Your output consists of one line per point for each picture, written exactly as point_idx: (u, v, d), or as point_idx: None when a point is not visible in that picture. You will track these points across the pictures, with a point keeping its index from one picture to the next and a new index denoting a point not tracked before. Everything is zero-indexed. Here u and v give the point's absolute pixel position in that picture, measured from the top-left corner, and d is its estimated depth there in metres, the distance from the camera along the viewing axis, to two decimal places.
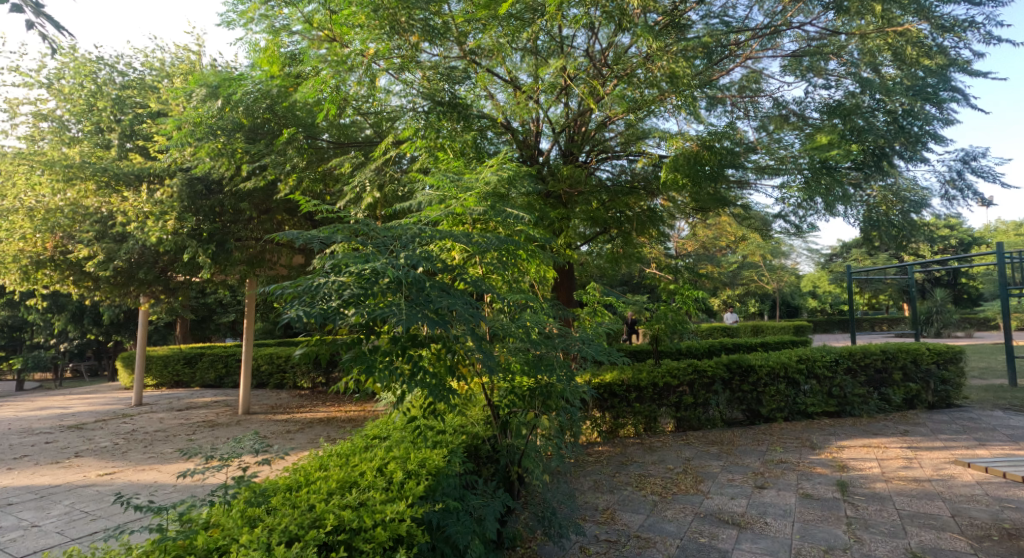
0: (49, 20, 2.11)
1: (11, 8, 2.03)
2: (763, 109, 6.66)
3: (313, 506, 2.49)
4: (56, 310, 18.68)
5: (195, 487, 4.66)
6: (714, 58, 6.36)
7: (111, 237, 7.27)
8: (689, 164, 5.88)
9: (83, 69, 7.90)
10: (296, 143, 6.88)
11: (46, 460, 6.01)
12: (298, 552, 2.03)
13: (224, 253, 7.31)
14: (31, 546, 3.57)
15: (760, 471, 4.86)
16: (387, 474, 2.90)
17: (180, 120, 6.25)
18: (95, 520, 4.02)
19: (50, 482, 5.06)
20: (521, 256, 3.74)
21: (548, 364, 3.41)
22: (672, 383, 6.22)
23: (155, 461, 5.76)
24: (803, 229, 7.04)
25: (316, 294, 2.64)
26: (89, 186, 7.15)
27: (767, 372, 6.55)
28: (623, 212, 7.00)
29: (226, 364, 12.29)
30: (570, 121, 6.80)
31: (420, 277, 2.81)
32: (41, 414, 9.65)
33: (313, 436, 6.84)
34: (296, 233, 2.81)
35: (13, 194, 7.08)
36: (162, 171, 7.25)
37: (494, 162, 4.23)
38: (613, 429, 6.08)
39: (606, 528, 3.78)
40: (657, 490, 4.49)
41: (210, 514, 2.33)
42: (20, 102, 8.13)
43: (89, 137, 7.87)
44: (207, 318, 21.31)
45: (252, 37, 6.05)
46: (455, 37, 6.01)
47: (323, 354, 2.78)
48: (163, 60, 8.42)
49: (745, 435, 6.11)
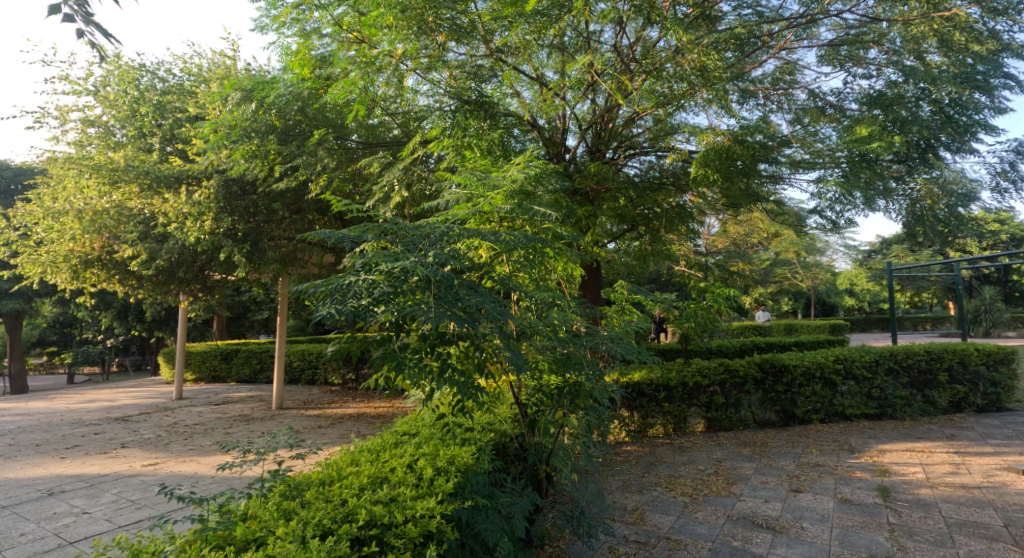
0: (98, 28, 2.21)
1: (63, 17, 2.10)
2: (798, 101, 6.49)
3: (346, 501, 2.53)
4: (103, 308, 19.48)
5: (233, 478, 4.80)
6: (747, 50, 6.18)
7: (153, 237, 7.52)
8: (720, 159, 5.74)
9: (127, 76, 8.15)
10: (327, 144, 6.98)
11: (95, 450, 6.26)
12: (332, 546, 2.06)
13: (258, 252, 7.50)
14: (83, 532, 3.72)
15: (795, 474, 4.74)
16: (417, 470, 2.93)
17: (216, 123, 6.45)
18: (140, 508, 4.17)
19: (98, 471, 5.27)
20: (549, 254, 3.73)
21: (577, 362, 3.38)
22: (702, 383, 6.11)
23: (195, 453, 5.95)
24: (840, 225, 6.82)
25: (347, 292, 2.67)
26: (133, 189, 7.39)
27: (802, 372, 6.37)
28: (652, 209, 6.88)
29: (260, 360, 12.58)
30: (598, 118, 6.69)
31: (449, 275, 2.82)
32: (90, 406, 10.08)
33: (344, 431, 6.95)
34: (328, 233, 2.84)
35: (64, 197, 7.38)
36: (200, 173, 7.45)
37: (521, 161, 4.20)
38: (642, 428, 6.00)
39: (636, 528, 3.74)
40: (688, 491, 4.42)
41: (247, 507, 2.39)
42: (69, 110, 8.48)
43: (132, 142, 8.15)
44: (242, 316, 21.91)
45: (284, 41, 6.18)
46: (481, 35, 6.01)
47: (354, 351, 2.83)
48: (201, 66, 8.65)
49: (779, 436, 5.96)
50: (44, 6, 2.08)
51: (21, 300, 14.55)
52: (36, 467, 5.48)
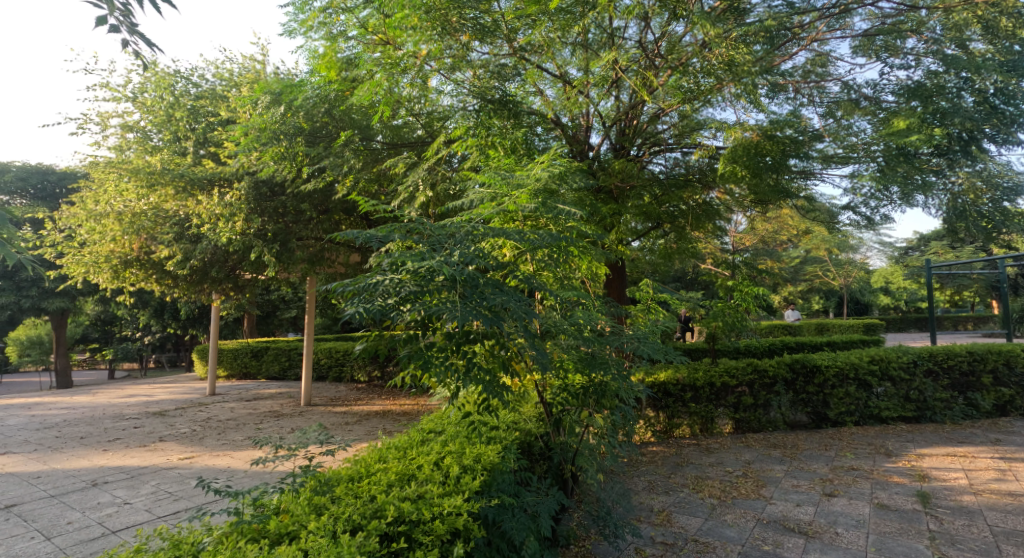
0: (141, 38, 2.32)
1: (109, 28, 2.21)
2: (831, 93, 6.27)
3: (374, 497, 2.56)
4: (141, 306, 20.15)
5: (265, 473, 4.91)
6: (777, 42, 6.00)
7: (188, 238, 7.74)
8: (748, 155, 5.66)
9: (163, 83, 8.39)
10: (352, 145, 7.07)
11: (134, 443, 6.49)
12: (362, 542, 2.09)
13: (286, 252, 7.65)
14: (125, 521, 3.86)
15: (828, 477, 4.62)
16: (443, 468, 2.95)
17: (246, 127, 6.61)
18: (178, 500, 4.29)
19: (138, 463, 5.46)
20: (573, 253, 3.71)
21: (602, 361, 3.35)
22: (730, 383, 5.99)
23: (228, 447, 6.11)
24: (875, 221, 6.60)
25: (375, 291, 2.71)
26: (169, 191, 7.57)
27: (835, 373, 6.20)
28: (678, 206, 6.82)
29: (289, 357, 12.84)
30: (622, 114, 6.64)
31: (475, 274, 2.83)
32: (130, 401, 10.44)
33: (370, 428, 7.04)
34: (356, 233, 2.88)
35: (105, 200, 7.59)
36: (231, 175, 7.62)
37: (544, 159, 4.15)
38: (668, 429, 5.94)
39: (663, 530, 3.70)
40: (716, 493, 4.35)
41: (280, 501, 2.44)
42: (110, 116, 8.78)
43: (168, 146, 8.40)
44: (271, 314, 22.39)
45: (312, 45, 6.28)
46: (505, 34, 6.01)
47: (382, 349, 2.88)
48: (232, 71, 8.86)
49: (811, 439, 5.82)
50: (92, 19, 2.18)
51: (66, 299, 15.16)
52: (81, 459, 5.72)
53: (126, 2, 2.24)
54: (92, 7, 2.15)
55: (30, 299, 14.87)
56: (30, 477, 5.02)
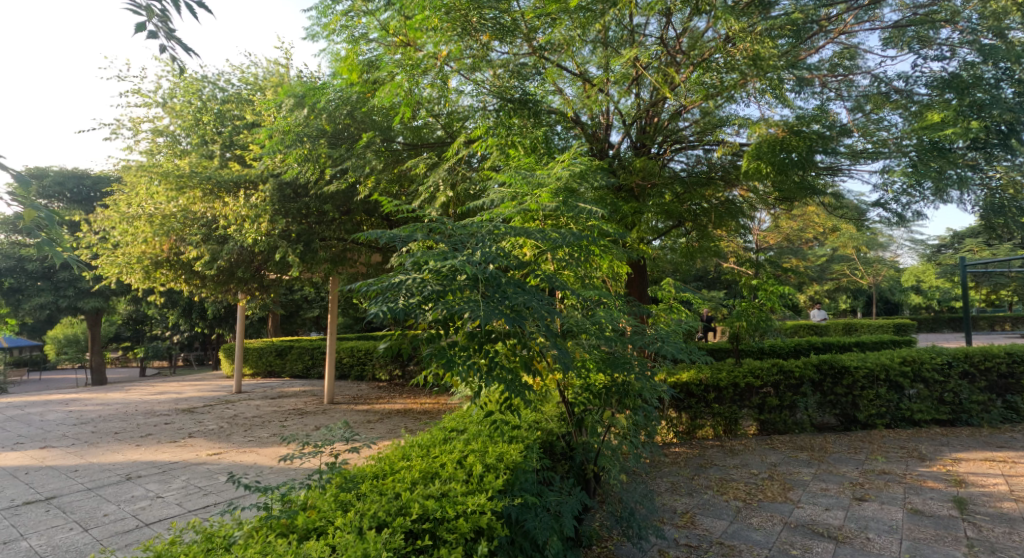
0: (179, 43, 2.40)
1: (149, 34, 2.28)
2: (860, 86, 6.11)
3: (398, 495, 2.58)
4: (170, 306, 20.66)
5: (290, 469, 4.99)
6: (803, 35, 5.95)
7: (215, 239, 7.90)
8: (773, 151, 5.55)
9: (191, 88, 8.60)
10: (374, 146, 7.14)
11: (165, 438, 6.66)
12: (388, 539, 2.11)
13: (310, 252, 7.77)
14: (157, 514, 3.96)
15: (859, 481, 4.51)
16: (467, 466, 2.96)
17: (271, 129, 6.74)
18: (208, 495, 4.39)
19: (169, 458, 5.60)
20: (595, 252, 3.69)
21: (625, 361, 3.32)
22: (755, 384, 5.90)
23: (254, 444, 6.22)
24: (907, 218, 6.39)
25: (398, 291, 2.73)
26: (196, 194, 7.75)
27: (865, 374, 6.05)
28: (700, 204, 6.73)
29: (312, 356, 13.04)
30: (642, 112, 6.56)
31: (497, 274, 2.83)
32: (160, 398, 10.72)
33: (392, 427, 7.10)
34: (379, 233, 2.91)
35: (137, 203, 7.84)
36: (256, 177, 7.78)
37: (565, 158, 4.15)
38: (690, 430, 5.86)
39: (686, 532, 3.66)
40: (741, 495, 4.29)
41: (307, 497, 2.48)
42: (141, 121, 9.02)
43: (196, 149, 8.59)
44: (295, 314, 22.75)
45: (334, 48, 6.36)
46: (524, 34, 6.03)
47: (404, 347, 2.91)
48: (257, 75, 9.02)
49: (839, 442, 5.69)
50: (132, 26, 2.26)
51: (100, 299, 15.66)
52: (114, 454, 5.89)
53: (163, 8, 2.31)
54: (132, 14, 2.22)
55: (67, 299, 15.38)
56: (68, 471, 5.20)
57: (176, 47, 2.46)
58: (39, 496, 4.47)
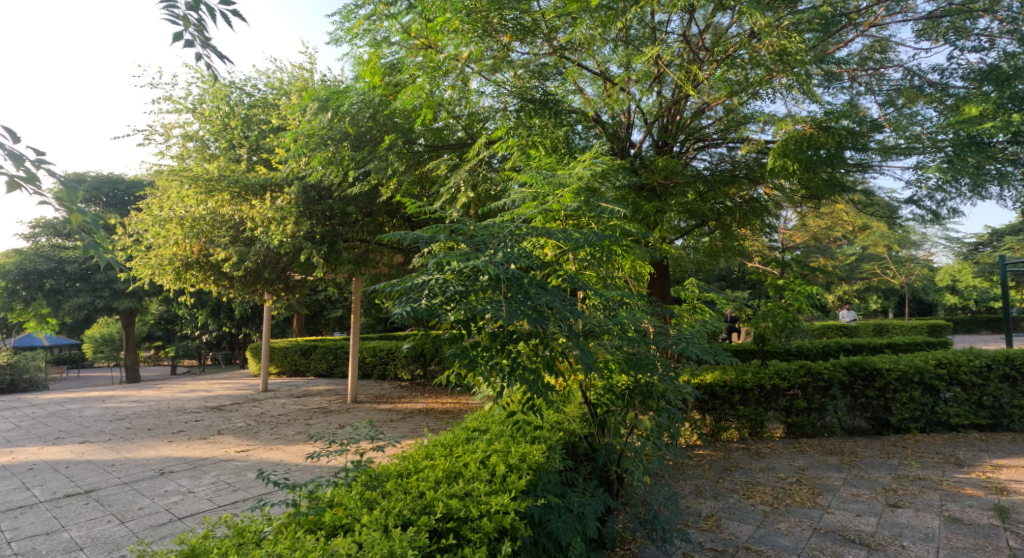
0: (213, 50, 2.47)
1: (185, 43, 2.36)
2: (892, 80, 5.95)
3: (423, 493, 2.60)
4: (199, 306, 21.18)
5: (316, 467, 5.07)
6: (832, 29, 5.79)
7: (243, 241, 8.07)
8: (800, 148, 5.43)
9: (219, 93, 8.79)
10: (396, 148, 7.17)
11: (196, 435, 6.83)
12: (412, 537, 2.13)
13: (334, 253, 7.89)
14: (190, 509, 4.06)
15: (892, 487, 4.38)
16: (490, 466, 2.97)
17: (296, 133, 6.84)
18: (237, 490, 4.48)
19: (200, 455, 5.74)
20: (617, 252, 3.67)
21: (648, 362, 3.29)
22: (782, 386, 5.78)
23: (281, 442, 6.34)
24: (942, 215, 6.19)
25: (421, 291, 2.75)
26: (225, 196, 7.94)
27: (898, 376, 5.89)
28: (723, 203, 6.63)
29: (336, 356, 13.22)
30: (665, 110, 6.49)
31: (519, 274, 2.83)
32: (191, 396, 11.00)
33: (415, 426, 7.16)
34: (403, 234, 2.94)
35: (169, 206, 8.07)
36: (282, 180, 7.93)
37: (586, 157, 4.13)
38: (715, 432, 5.77)
39: (712, 536, 3.61)
40: (768, 499, 4.21)
41: (334, 494, 2.52)
42: (172, 126, 9.27)
43: (224, 153, 8.80)
44: (319, 314, 23.12)
45: (356, 52, 6.45)
46: (545, 33, 6.05)
47: (427, 347, 2.93)
48: (282, 80, 9.19)
49: (870, 446, 5.55)
50: (170, 35, 2.34)
51: (134, 299, 16.15)
52: (148, 449, 6.06)
53: (200, 17, 2.38)
54: (169, 24, 2.29)
55: (103, 299, 15.87)
56: (105, 465, 5.37)
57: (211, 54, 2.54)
58: (79, 489, 4.62)
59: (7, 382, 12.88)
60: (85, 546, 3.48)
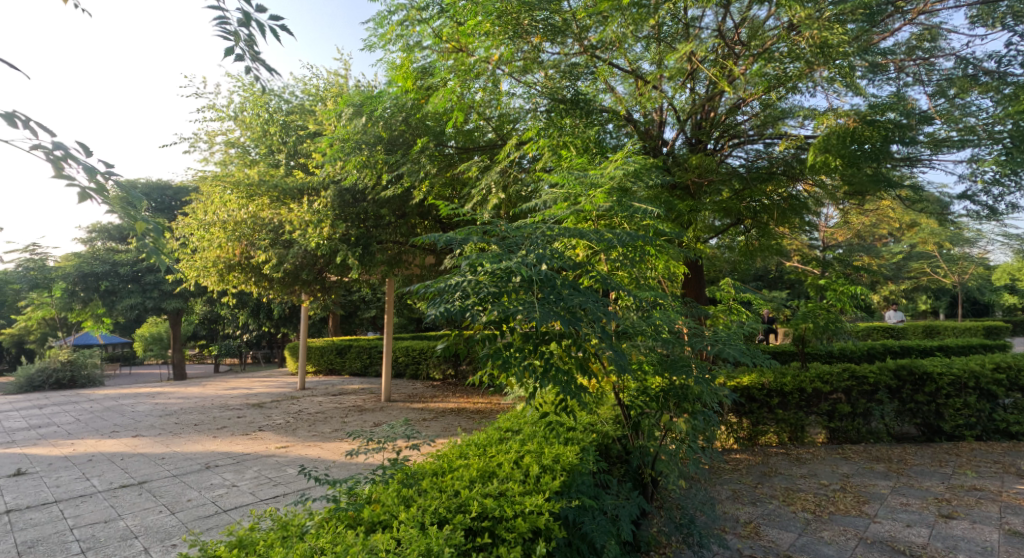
0: (262, 63, 2.63)
1: (236, 58, 2.56)
2: (943, 69, 5.71)
3: (458, 492, 2.64)
4: (241, 307, 21.87)
5: (352, 464, 5.19)
6: (876, 18, 5.63)
7: (282, 243, 8.29)
8: (842, 142, 5.25)
9: (258, 100, 9.09)
10: (428, 151, 7.24)
11: (238, 431, 7.06)
12: (449, 535, 2.17)
13: (368, 255, 8.05)
14: (234, 502, 4.21)
15: (945, 497, 4.21)
16: (524, 466, 2.99)
17: (331, 138, 7.01)
18: (278, 485, 4.62)
19: (242, 450, 5.94)
20: (650, 252, 3.63)
21: (683, 364, 3.25)
22: (823, 390, 5.61)
23: (319, 439, 6.50)
24: (1000, 211, 5.87)
25: (454, 292, 2.79)
26: (265, 201, 8.22)
27: (950, 381, 5.65)
28: (760, 201, 6.45)
29: (369, 355, 13.47)
30: (698, 107, 6.39)
31: (552, 275, 2.84)
32: (233, 393, 11.37)
33: (448, 425, 7.25)
34: (436, 236, 2.99)
35: (212, 210, 8.37)
36: (319, 184, 8.12)
37: (619, 157, 4.11)
38: (752, 436, 5.63)
39: (751, 543, 3.54)
40: (810, 507, 4.10)
41: (372, 491, 2.58)
42: (215, 133, 9.62)
43: (264, 158, 9.10)
44: (353, 314, 23.61)
45: (389, 57, 6.58)
46: (575, 33, 6.03)
47: (460, 348, 2.97)
48: (318, 86, 9.43)
49: (920, 453, 5.33)
50: (222, 50, 2.53)
51: (181, 300, 16.85)
52: (194, 444, 6.31)
53: (250, 32, 2.55)
54: (222, 40, 2.49)
55: (152, 300, 16.58)
56: (156, 458, 5.61)
57: (259, 68, 2.70)
58: (132, 480, 4.85)
59: (66, 377, 13.58)
60: (139, 534, 3.65)
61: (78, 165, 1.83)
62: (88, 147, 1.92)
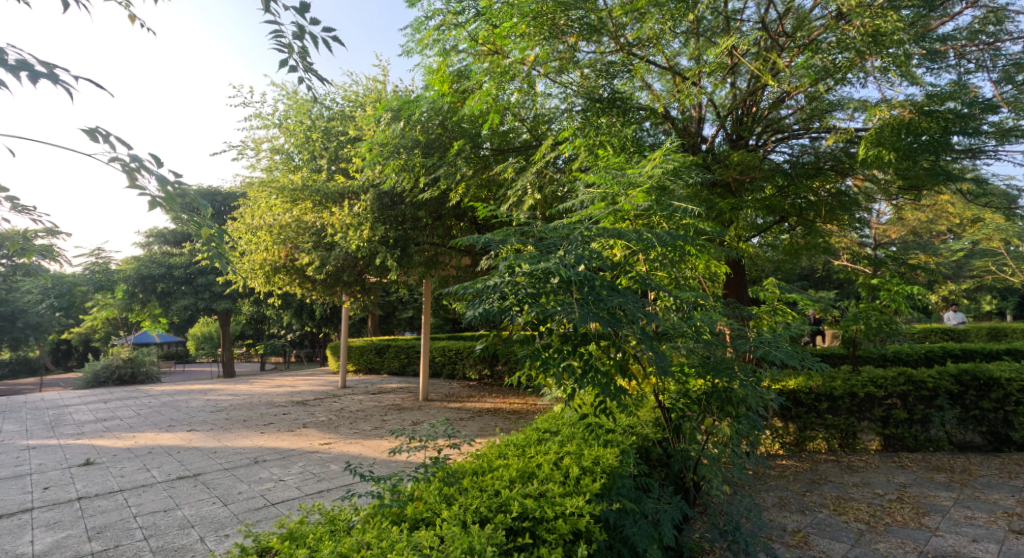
0: (315, 73, 2.74)
1: (290, 69, 2.69)
2: (1011, 54, 5.37)
3: (498, 492, 2.65)
4: (285, 307, 22.59)
5: (394, 462, 5.27)
6: (934, 3, 5.37)
7: (324, 246, 8.48)
8: (895, 134, 5.03)
9: (301, 108, 9.37)
10: (464, 154, 7.30)
11: (284, 427, 7.29)
12: (491, 534, 2.17)
13: (406, 257, 8.15)
14: (281, 495, 4.35)
15: (1015, 512, 3.96)
16: (563, 468, 2.97)
17: (371, 143, 7.16)
18: (322, 481, 4.75)
19: (288, 446, 6.13)
20: (690, 251, 3.54)
21: (727, 367, 3.16)
22: (877, 394, 5.36)
23: (360, 436, 6.64)
24: None
25: (492, 293, 2.79)
26: (308, 204, 8.46)
27: (1020, 387, 5.29)
28: (806, 197, 6.18)
29: (408, 355, 13.68)
30: (740, 103, 6.23)
31: (591, 276, 2.81)
32: (279, 390, 11.75)
33: (485, 425, 7.28)
34: (474, 238, 2.98)
35: (259, 215, 8.68)
36: (359, 188, 8.31)
37: (657, 156, 4.03)
38: (800, 441, 5.45)
39: (801, 553, 3.41)
40: (864, 517, 3.93)
41: (414, 489, 2.62)
42: (261, 140, 9.99)
43: (307, 164, 9.38)
44: (392, 315, 24.03)
45: (427, 62, 6.67)
46: (611, 31, 5.98)
47: (499, 349, 2.98)
48: (358, 92, 9.65)
49: (986, 464, 5.03)
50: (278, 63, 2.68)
51: (230, 300, 17.54)
52: (243, 439, 6.55)
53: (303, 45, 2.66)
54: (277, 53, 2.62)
55: (204, 301, 17.31)
56: (209, 452, 5.85)
57: (312, 77, 2.81)
58: (188, 472, 5.08)
59: (127, 374, 14.37)
60: (195, 524, 3.81)
61: (151, 176, 1.93)
62: (159, 158, 2.03)
